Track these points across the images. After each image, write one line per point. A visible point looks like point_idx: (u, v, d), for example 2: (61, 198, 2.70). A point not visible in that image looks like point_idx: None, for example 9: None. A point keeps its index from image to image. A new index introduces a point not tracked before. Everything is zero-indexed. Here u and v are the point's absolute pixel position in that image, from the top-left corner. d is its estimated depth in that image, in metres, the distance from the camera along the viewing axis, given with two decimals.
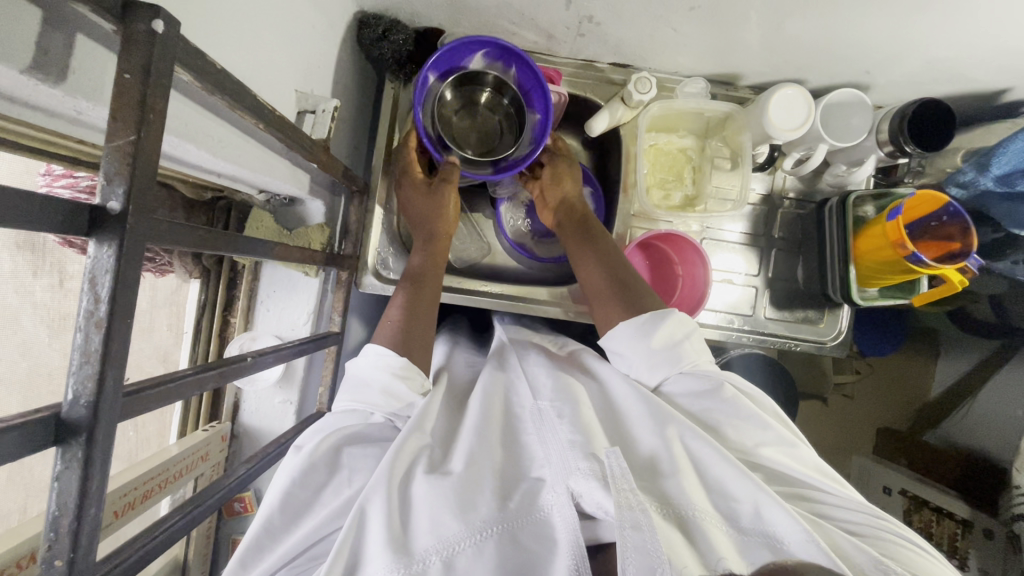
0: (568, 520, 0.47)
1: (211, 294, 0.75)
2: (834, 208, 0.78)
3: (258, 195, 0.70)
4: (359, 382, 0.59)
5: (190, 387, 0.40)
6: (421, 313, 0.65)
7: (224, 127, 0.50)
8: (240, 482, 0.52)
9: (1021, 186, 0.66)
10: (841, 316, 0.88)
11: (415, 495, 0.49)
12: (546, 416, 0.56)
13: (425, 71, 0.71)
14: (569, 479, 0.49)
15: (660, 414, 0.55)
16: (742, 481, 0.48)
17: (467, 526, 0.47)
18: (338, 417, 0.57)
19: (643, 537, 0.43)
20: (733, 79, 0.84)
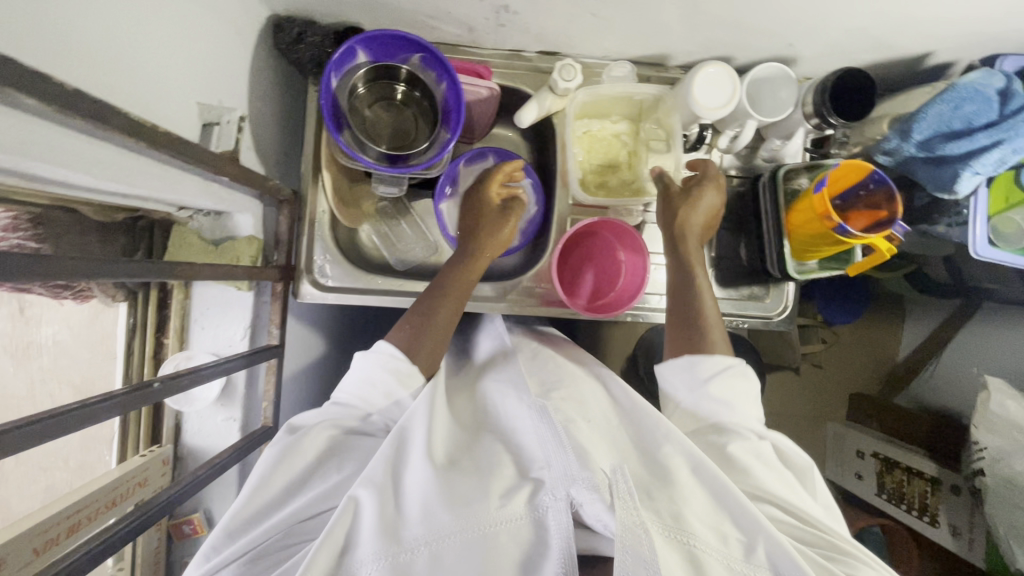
0: (563, 527, 0.49)
1: (141, 316, 0.73)
2: (766, 184, 0.78)
3: (179, 212, 0.68)
4: (364, 380, 0.64)
5: (88, 417, 0.43)
6: (441, 324, 0.70)
7: (111, 150, 0.48)
8: (179, 493, 0.55)
9: (942, 150, 0.66)
10: (786, 290, 0.89)
11: (412, 482, 0.54)
12: (548, 415, 0.59)
13: (355, 42, 0.69)
14: (570, 486, 0.51)
15: (670, 435, 0.58)
16: (742, 509, 0.52)
17: (456, 517, 0.50)
18: (338, 408, 0.64)
19: (637, 553, 0.44)
20: (663, 60, 0.83)
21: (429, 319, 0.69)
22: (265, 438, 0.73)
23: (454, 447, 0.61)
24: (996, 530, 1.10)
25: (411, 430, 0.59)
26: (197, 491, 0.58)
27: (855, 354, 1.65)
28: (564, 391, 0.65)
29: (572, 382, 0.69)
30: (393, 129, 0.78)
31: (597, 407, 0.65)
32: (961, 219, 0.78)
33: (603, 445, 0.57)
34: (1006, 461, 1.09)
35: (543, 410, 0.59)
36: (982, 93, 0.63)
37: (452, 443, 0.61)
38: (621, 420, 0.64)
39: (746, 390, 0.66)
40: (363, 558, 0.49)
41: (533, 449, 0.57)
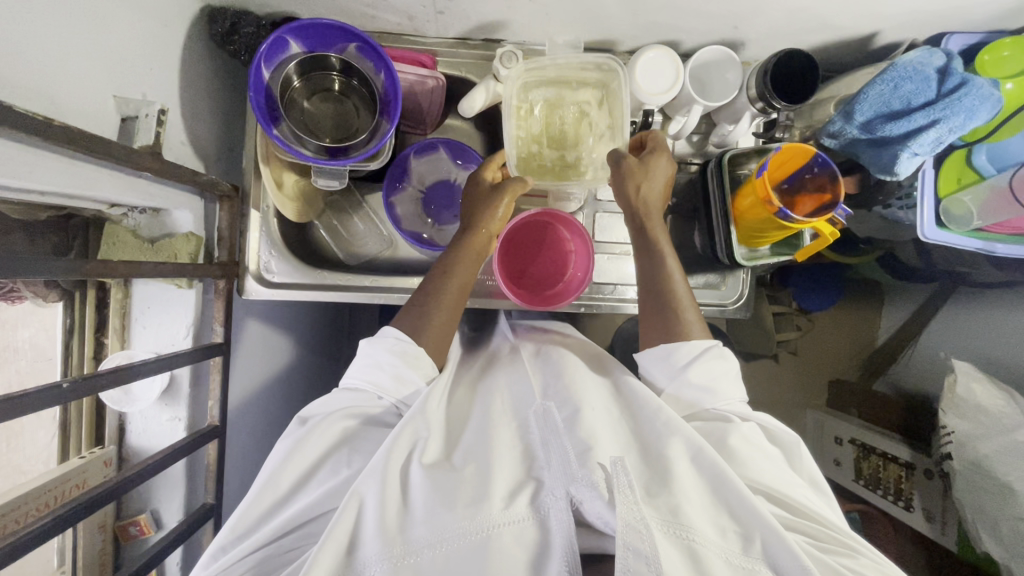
0: (564, 525, 0.49)
1: (77, 317, 0.71)
2: (712, 170, 0.77)
3: (112, 210, 0.67)
4: (371, 363, 0.66)
5: (16, 408, 0.46)
6: (450, 308, 0.72)
7: (9, 145, 0.46)
8: (115, 489, 0.59)
9: (881, 132, 0.65)
10: (742, 278, 0.88)
11: (415, 483, 0.54)
12: (549, 417, 0.60)
13: (284, 31, 0.69)
14: (570, 485, 0.51)
15: (673, 425, 0.60)
16: (742, 503, 0.53)
17: (461, 517, 0.50)
18: (349, 394, 0.65)
19: (638, 549, 0.45)
20: (611, 45, 0.82)
21: (438, 296, 0.72)
22: (209, 437, 0.73)
23: (457, 445, 0.62)
24: (964, 514, 1.09)
25: (411, 429, 0.59)
26: (114, 496, 0.59)
27: (830, 340, 1.65)
28: (565, 388, 0.67)
29: (574, 377, 0.70)
30: (335, 121, 0.77)
31: (602, 400, 0.66)
32: (911, 201, 0.78)
33: (609, 436, 0.58)
34: (973, 445, 1.09)
35: (546, 413, 0.61)
36: (922, 71, 0.62)
37: (454, 441, 0.62)
38: (623, 414, 0.65)
39: (727, 370, 0.67)
40: (365, 559, 0.49)
41: (536, 448, 0.58)
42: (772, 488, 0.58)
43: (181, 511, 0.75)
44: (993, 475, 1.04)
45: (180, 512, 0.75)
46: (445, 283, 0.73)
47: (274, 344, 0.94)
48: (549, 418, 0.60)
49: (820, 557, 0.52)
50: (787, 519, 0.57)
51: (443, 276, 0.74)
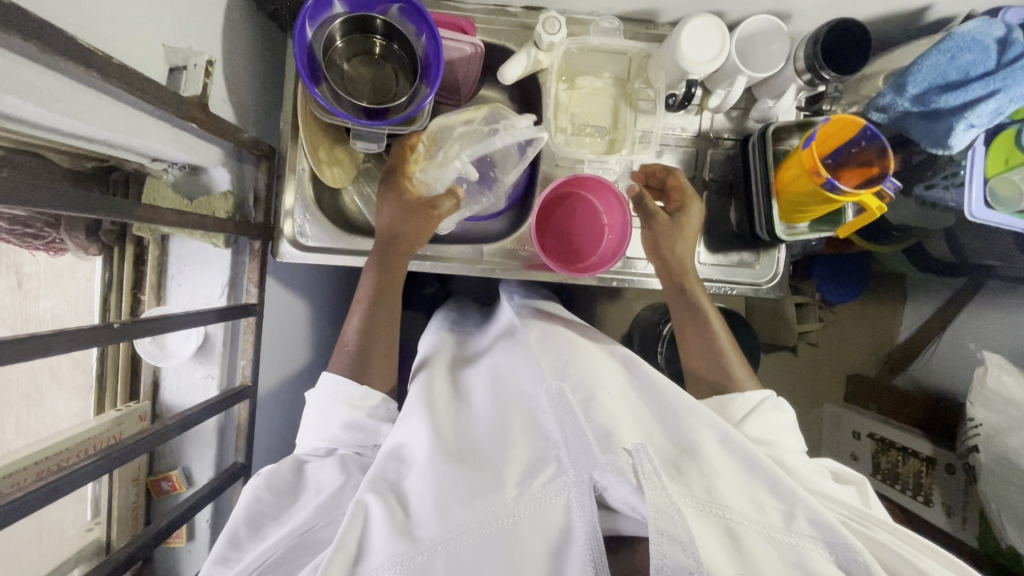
0: (587, 511, 0.52)
1: (117, 272, 0.72)
2: (755, 143, 0.76)
3: (153, 164, 0.67)
4: (320, 415, 0.68)
5: (64, 342, 0.45)
6: (381, 338, 0.73)
7: (63, 83, 0.46)
8: (148, 441, 0.57)
9: (935, 104, 0.63)
10: (776, 257, 0.87)
11: (422, 479, 0.56)
12: (563, 403, 0.61)
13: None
14: (594, 471, 0.54)
15: (696, 412, 0.60)
16: (775, 481, 0.55)
17: (474, 512, 0.53)
18: (309, 451, 0.68)
19: (672, 535, 0.48)
20: (652, 16, 0.81)
21: (370, 340, 0.72)
22: (241, 396, 0.73)
23: (470, 432, 0.64)
24: (988, 506, 1.08)
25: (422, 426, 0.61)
26: (154, 445, 0.58)
27: (852, 334, 1.62)
28: (579, 367, 0.67)
29: (583, 356, 0.70)
30: (374, 83, 0.76)
31: (616, 382, 0.67)
32: (956, 180, 0.77)
33: (628, 423, 0.60)
34: (1001, 437, 1.07)
35: (559, 395, 0.62)
36: (981, 41, 0.61)
37: (466, 428, 0.65)
38: (639, 395, 0.66)
39: (782, 423, 0.67)
40: (377, 563, 0.51)
41: (550, 429, 0.60)
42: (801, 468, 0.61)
43: (211, 469, 0.76)
44: (1021, 469, 1.02)
45: (211, 470, 0.76)
46: (376, 333, 0.72)
47: (303, 313, 0.94)
48: (565, 400, 0.61)
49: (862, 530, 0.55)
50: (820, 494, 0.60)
51: (372, 313, 0.73)
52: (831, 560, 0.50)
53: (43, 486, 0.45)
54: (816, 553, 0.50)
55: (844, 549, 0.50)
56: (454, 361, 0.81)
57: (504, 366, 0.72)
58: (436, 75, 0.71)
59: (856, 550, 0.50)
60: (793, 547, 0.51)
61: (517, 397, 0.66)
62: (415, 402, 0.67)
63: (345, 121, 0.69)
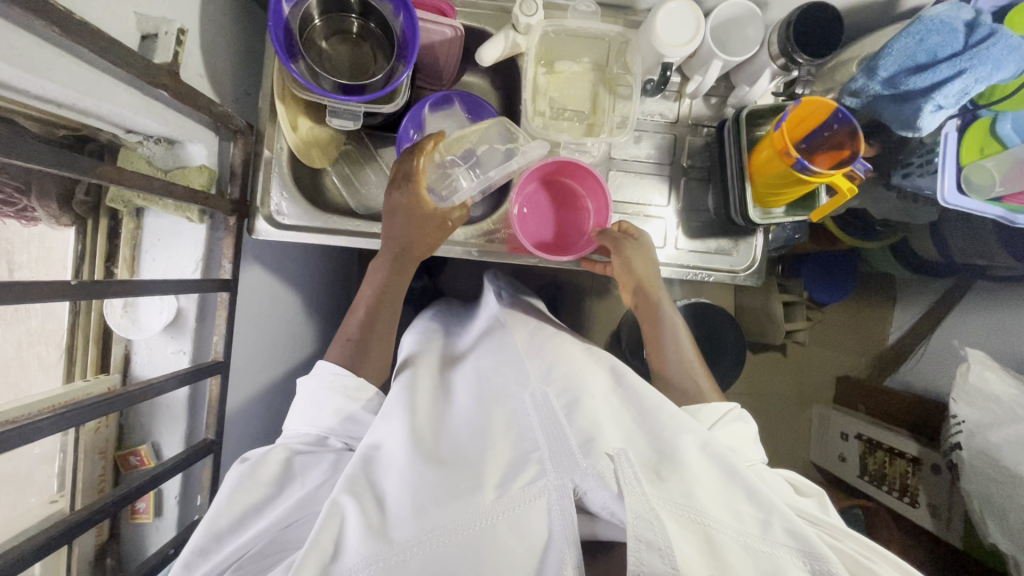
0: (566, 513, 0.52)
1: (88, 245, 0.71)
2: (730, 126, 0.76)
3: (126, 135, 0.67)
4: (311, 403, 0.68)
5: (23, 295, 0.46)
6: (380, 324, 0.76)
7: (25, 37, 0.46)
8: (107, 404, 0.58)
9: (905, 86, 0.64)
10: (754, 244, 0.87)
11: (405, 480, 0.56)
12: (551, 412, 0.62)
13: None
14: (574, 476, 0.54)
15: (678, 421, 0.61)
16: (754, 491, 0.54)
17: (452, 513, 0.53)
18: (293, 439, 0.68)
19: (649, 540, 0.47)
20: (630, 1, 0.81)
21: (370, 330, 0.75)
22: (212, 371, 0.73)
23: (453, 435, 0.64)
24: (971, 504, 1.07)
25: (408, 430, 0.62)
26: (114, 410, 0.59)
27: (840, 335, 1.63)
28: (564, 375, 0.68)
29: (571, 364, 0.72)
30: (352, 62, 0.77)
31: (602, 389, 0.68)
32: (931, 167, 0.77)
33: (610, 427, 0.60)
34: (983, 434, 1.06)
35: (544, 401, 0.64)
36: (949, 23, 0.61)
37: (449, 432, 0.65)
38: (624, 400, 0.67)
39: (745, 433, 0.68)
40: (351, 562, 0.51)
41: (532, 433, 0.60)
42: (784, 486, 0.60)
43: (181, 445, 0.75)
44: (1003, 465, 1.01)
45: (180, 446, 0.75)
46: (378, 322, 0.76)
47: (282, 295, 0.94)
48: (551, 407, 0.62)
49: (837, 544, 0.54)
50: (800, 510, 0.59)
51: (376, 304, 0.76)
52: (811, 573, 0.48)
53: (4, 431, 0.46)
54: (793, 563, 0.49)
55: (821, 562, 0.48)
56: (441, 362, 0.82)
57: (491, 371, 0.73)
58: (411, 54, 0.72)
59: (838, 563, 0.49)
60: (771, 556, 0.49)
61: (501, 400, 0.67)
62: (396, 402, 0.67)
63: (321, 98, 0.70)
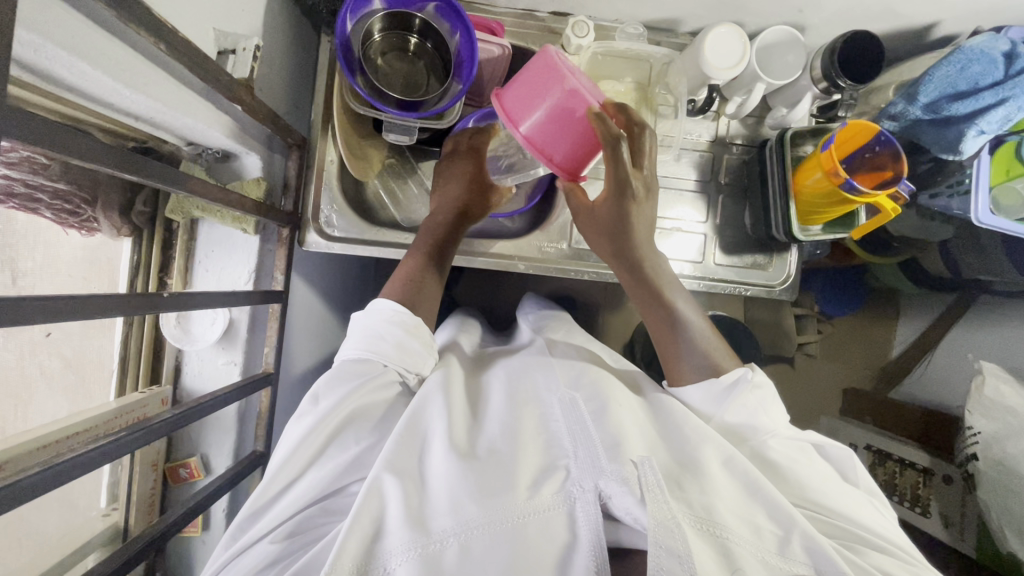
0: (592, 519, 0.51)
1: (144, 254, 0.72)
2: (773, 147, 0.79)
3: (188, 147, 0.68)
4: (370, 334, 0.63)
5: (102, 308, 0.42)
6: (427, 298, 0.69)
7: (130, 55, 0.47)
8: (175, 421, 0.56)
9: (947, 111, 0.67)
10: (788, 260, 0.90)
11: (438, 473, 0.55)
12: (576, 412, 0.61)
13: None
14: (600, 479, 0.53)
15: (702, 434, 0.60)
16: (775, 504, 0.54)
17: (487, 509, 0.51)
18: (350, 365, 0.61)
19: (670, 548, 0.47)
20: (673, 24, 0.84)
21: (416, 296, 0.68)
22: (265, 383, 0.73)
23: (481, 428, 0.62)
24: (989, 514, 1.10)
25: (434, 422, 0.59)
26: (177, 426, 0.56)
27: (849, 348, 1.64)
28: (594, 378, 0.67)
29: (597, 370, 0.70)
30: (406, 78, 0.78)
31: (627, 397, 0.67)
32: (961, 188, 0.80)
33: (635, 435, 0.59)
34: (1000, 444, 1.10)
35: (573, 407, 0.62)
36: (989, 54, 0.65)
37: (478, 425, 0.63)
38: (646, 409, 0.67)
39: (763, 400, 0.65)
40: (392, 549, 0.49)
41: (561, 437, 0.59)
42: (808, 496, 0.60)
43: (230, 457, 0.75)
44: (1019, 475, 1.04)
45: (229, 458, 0.75)
46: (423, 292, 0.69)
47: (322, 306, 0.94)
48: (576, 410, 0.61)
49: (853, 558, 0.54)
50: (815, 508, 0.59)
51: (420, 277, 0.70)
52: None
53: (93, 451, 0.45)
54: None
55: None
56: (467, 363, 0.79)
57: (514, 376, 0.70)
58: (469, 72, 0.74)
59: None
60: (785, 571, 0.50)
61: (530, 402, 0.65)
62: (433, 388, 0.63)
63: (381, 109, 0.71)
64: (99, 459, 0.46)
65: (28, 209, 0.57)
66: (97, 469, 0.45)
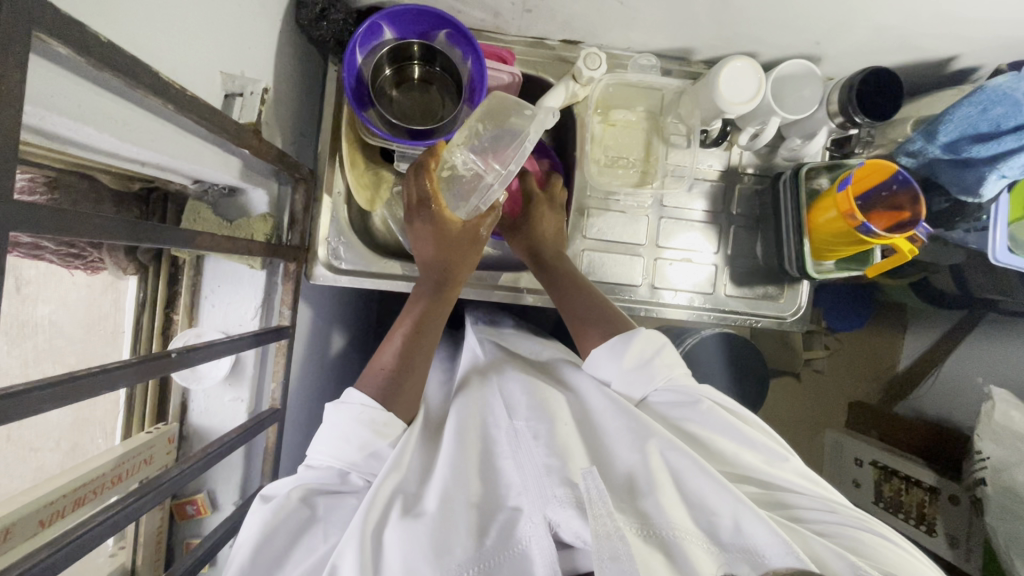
0: (547, 554, 0.47)
1: (150, 291, 0.71)
2: (788, 181, 0.78)
3: (193, 185, 0.67)
4: (340, 438, 0.59)
5: (99, 383, 0.41)
6: (417, 362, 0.66)
7: (138, 114, 0.47)
8: (183, 476, 0.54)
9: (967, 153, 0.66)
10: (800, 291, 0.89)
11: (387, 534, 0.51)
12: (522, 441, 0.57)
13: (380, 18, 0.70)
14: (546, 508, 0.49)
15: (637, 433, 0.57)
16: (719, 493, 0.51)
17: (441, 569, 0.47)
18: (315, 470, 0.59)
19: (619, 559, 0.43)
20: (686, 53, 0.83)
21: (407, 369, 0.64)
22: (272, 420, 0.72)
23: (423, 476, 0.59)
24: (997, 541, 1.08)
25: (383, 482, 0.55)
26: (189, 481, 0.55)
27: (856, 363, 1.63)
28: (536, 396, 0.62)
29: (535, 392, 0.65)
30: (417, 107, 0.76)
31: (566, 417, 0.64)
32: (979, 224, 0.79)
33: (577, 450, 0.56)
34: (1009, 471, 1.08)
35: (517, 436, 0.58)
36: (1012, 96, 0.62)
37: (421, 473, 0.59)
38: (587, 424, 0.62)
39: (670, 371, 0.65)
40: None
41: (511, 476, 0.56)
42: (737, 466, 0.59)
43: (237, 493, 0.75)
44: None
45: (236, 494, 0.74)
46: (414, 360, 0.65)
47: (327, 333, 0.93)
48: (521, 440, 0.57)
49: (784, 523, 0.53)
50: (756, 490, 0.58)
51: (414, 342, 0.67)
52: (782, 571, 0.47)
53: (95, 525, 0.44)
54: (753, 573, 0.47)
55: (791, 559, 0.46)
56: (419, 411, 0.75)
57: (456, 404, 0.67)
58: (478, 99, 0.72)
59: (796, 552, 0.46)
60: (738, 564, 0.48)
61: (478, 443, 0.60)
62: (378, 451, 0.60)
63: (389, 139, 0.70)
64: (106, 531, 0.45)
65: (33, 255, 0.60)
66: (107, 539, 0.44)
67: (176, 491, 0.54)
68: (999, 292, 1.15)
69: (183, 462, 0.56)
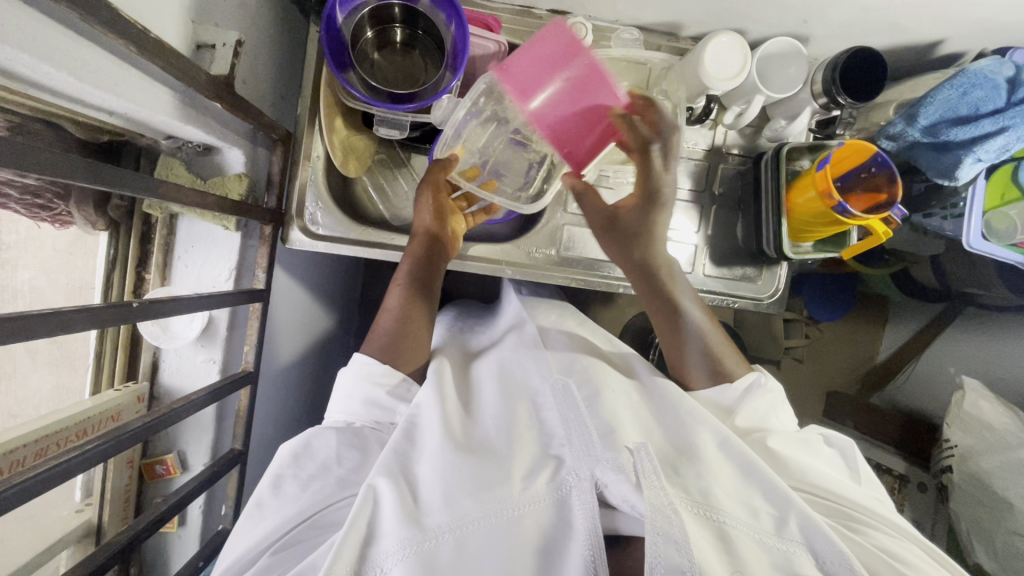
0: (587, 508, 0.51)
1: (122, 248, 0.71)
2: (769, 160, 0.78)
3: (167, 141, 0.65)
4: (345, 395, 0.66)
5: (52, 326, 0.41)
6: (415, 329, 0.70)
7: (98, 54, 0.46)
8: (150, 426, 0.55)
9: (946, 136, 0.67)
10: (778, 273, 0.89)
11: (433, 464, 0.56)
12: (571, 403, 0.61)
13: None
14: (595, 468, 0.53)
15: (698, 417, 0.61)
16: (772, 486, 0.53)
17: (480, 503, 0.52)
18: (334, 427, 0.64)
19: (668, 535, 0.46)
20: (674, 29, 0.82)
21: (406, 325, 0.70)
22: (245, 383, 0.72)
23: (476, 424, 0.63)
24: (960, 527, 1.09)
25: (426, 420, 0.60)
26: (154, 433, 0.56)
27: (837, 353, 1.57)
28: (586, 367, 0.68)
29: (592, 359, 0.71)
30: (401, 72, 0.75)
31: (622, 386, 0.68)
32: (956, 211, 0.80)
33: (630, 422, 0.60)
34: (976, 459, 1.08)
35: (565, 391, 0.63)
36: (992, 79, 0.63)
37: (472, 420, 0.63)
38: (645, 401, 0.67)
39: (771, 405, 0.66)
40: (386, 549, 0.49)
41: (555, 426, 0.60)
42: (814, 482, 0.58)
43: (207, 455, 0.74)
44: (993, 490, 1.03)
45: (206, 456, 0.74)
46: (409, 326, 0.70)
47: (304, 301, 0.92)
48: (570, 399, 0.62)
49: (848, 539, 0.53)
50: (814, 493, 0.59)
51: (409, 309, 0.71)
52: (822, 570, 0.49)
53: (52, 468, 0.44)
54: (805, 561, 0.49)
55: (834, 561, 0.48)
56: (459, 356, 0.79)
57: (504, 362, 0.71)
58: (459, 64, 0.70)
59: (852, 564, 0.48)
60: (785, 552, 0.50)
61: (524, 395, 0.65)
62: (424, 390, 0.64)
63: (368, 100, 0.68)
64: (61, 474, 0.45)
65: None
66: (57, 485, 0.45)
67: (142, 441, 0.55)
68: (979, 285, 1.15)
69: (149, 414, 0.57)
